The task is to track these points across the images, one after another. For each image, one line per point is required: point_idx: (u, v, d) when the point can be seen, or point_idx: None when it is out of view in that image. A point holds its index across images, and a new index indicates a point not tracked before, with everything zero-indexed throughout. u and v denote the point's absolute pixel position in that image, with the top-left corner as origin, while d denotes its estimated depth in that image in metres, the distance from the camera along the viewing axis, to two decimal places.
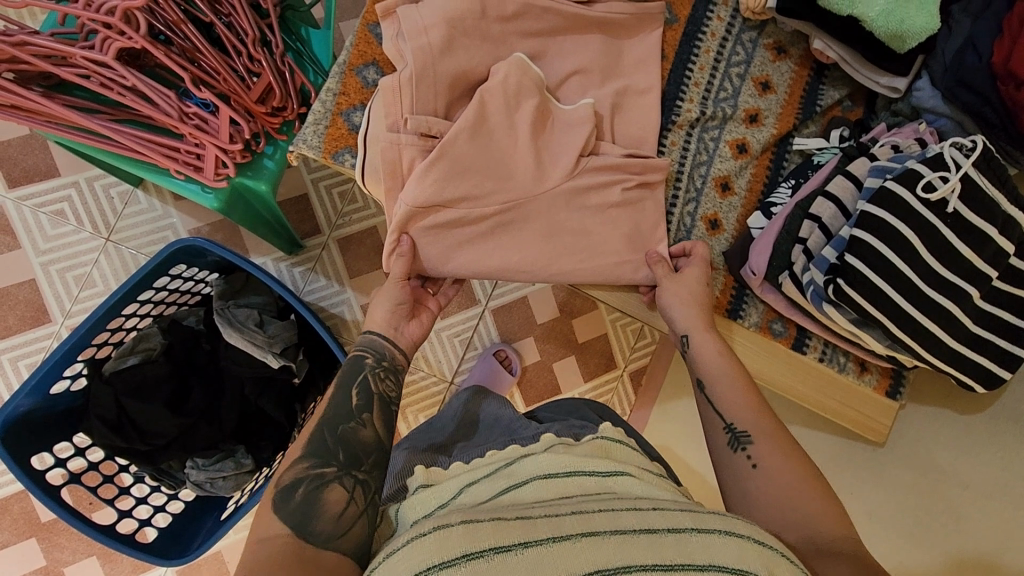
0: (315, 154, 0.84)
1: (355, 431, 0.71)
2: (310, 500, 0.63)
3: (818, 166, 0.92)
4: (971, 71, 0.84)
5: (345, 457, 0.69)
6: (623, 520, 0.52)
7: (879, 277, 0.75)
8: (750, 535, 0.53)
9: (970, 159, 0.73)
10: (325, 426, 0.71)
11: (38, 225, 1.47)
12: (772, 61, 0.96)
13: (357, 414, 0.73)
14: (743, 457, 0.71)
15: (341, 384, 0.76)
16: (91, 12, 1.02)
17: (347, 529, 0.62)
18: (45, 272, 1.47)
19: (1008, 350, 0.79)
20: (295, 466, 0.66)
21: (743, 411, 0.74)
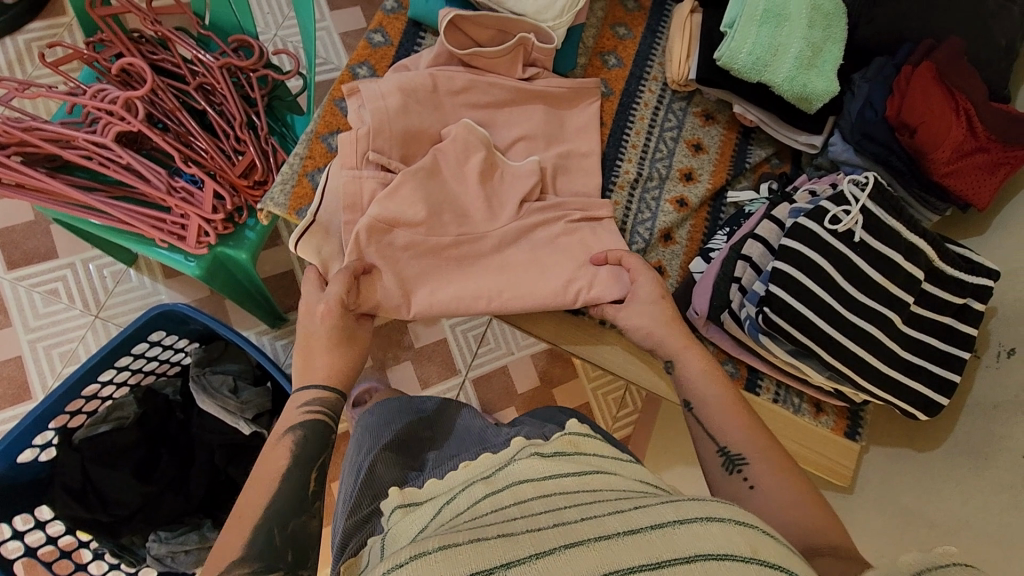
0: (281, 211, 0.92)
1: (304, 525, 0.66)
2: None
3: (750, 215, 0.99)
4: (871, 124, 0.94)
5: (293, 557, 0.63)
6: (602, 523, 0.45)
7: (803, 305, 0.79)
8: (730, 516, 0.46)
9: (866, 193, 0.80)
10: (270, 520, 0.64)
11: (31, 303, 1.53)
12: (701, 126, 1.07)
13: (307, 505, 0.67)
14: (739, 478, 0.68)
15: (292, 464, 0.70)
16: (97, 102, 1.16)
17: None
18: (32, 349, 1.51)
19: (941, 376, 0.81)
20: (233, 573, 0.59)
21: (731, 430, 0.72)
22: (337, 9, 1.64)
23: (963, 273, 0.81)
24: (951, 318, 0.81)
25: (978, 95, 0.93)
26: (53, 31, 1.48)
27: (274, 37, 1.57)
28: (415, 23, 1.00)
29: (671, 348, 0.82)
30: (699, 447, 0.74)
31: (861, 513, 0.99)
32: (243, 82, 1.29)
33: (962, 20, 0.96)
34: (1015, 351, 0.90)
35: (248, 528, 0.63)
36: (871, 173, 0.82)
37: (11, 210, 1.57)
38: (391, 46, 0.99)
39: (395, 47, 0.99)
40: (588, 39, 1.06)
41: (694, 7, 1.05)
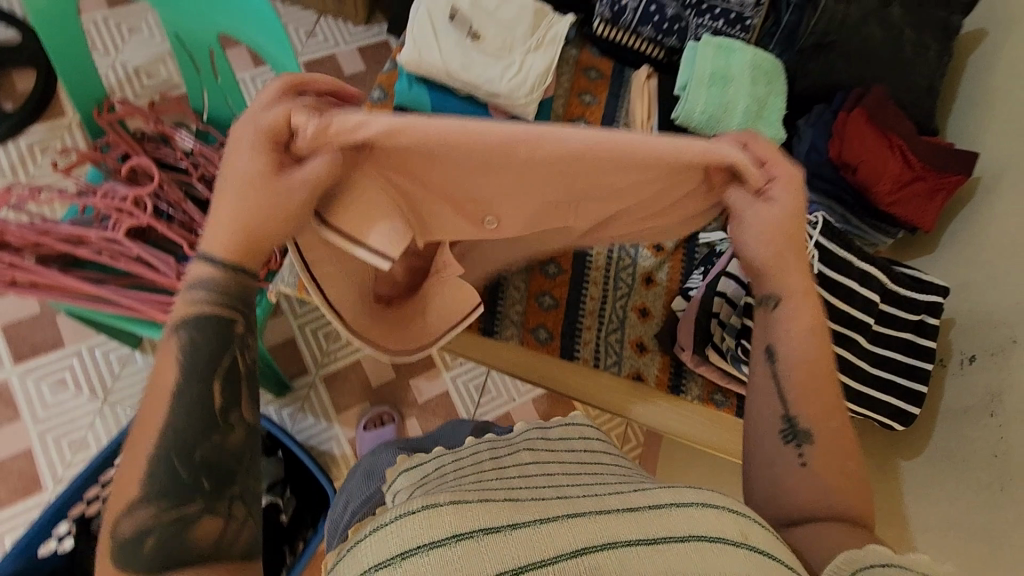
0: (291, 287, 0.99)
1: (219, 445, 0.57)
2: (170, 541, 0.53)
3: (721, 253, 1.08)
4: (818, 165, 1.06)
5: (210, 483, 0.56)
6: (604, 501, 0.48)
7: None
8: (725, 505, 0.48)
9: (817, 229, 0.88)
10: (170, 446, 0.55)
11: (39, 395, 1.57)
12: None
13: (219, 422, 0.58)
14: (794, 451, 0.65)
15: (187, 375, 0.57)
16: (107, 201, 1.23)
17: (235, 540, 0.55)
18: (41, 440, 1.54)
19: (908, 388, 0.89)
20: (135, 514, 0.53)
21: (811, 399, 0.66)
22: None
23: (912, 293, 0.90)
24: (911, 334, 0.90)
25: (908, 131, 1.05)
26: (54, 133, 1.57)
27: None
28: None
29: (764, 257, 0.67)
30: (759, 406, 0.69)
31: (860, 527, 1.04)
32: None
33: (885, 69, 1.09)
34: (976, 358, 0.98)
35: (146, 449, 0.55)
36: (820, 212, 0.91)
37: (17, 306, 1.63)
38: None
39: None
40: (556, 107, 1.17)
41: (649, 73, 1.17)
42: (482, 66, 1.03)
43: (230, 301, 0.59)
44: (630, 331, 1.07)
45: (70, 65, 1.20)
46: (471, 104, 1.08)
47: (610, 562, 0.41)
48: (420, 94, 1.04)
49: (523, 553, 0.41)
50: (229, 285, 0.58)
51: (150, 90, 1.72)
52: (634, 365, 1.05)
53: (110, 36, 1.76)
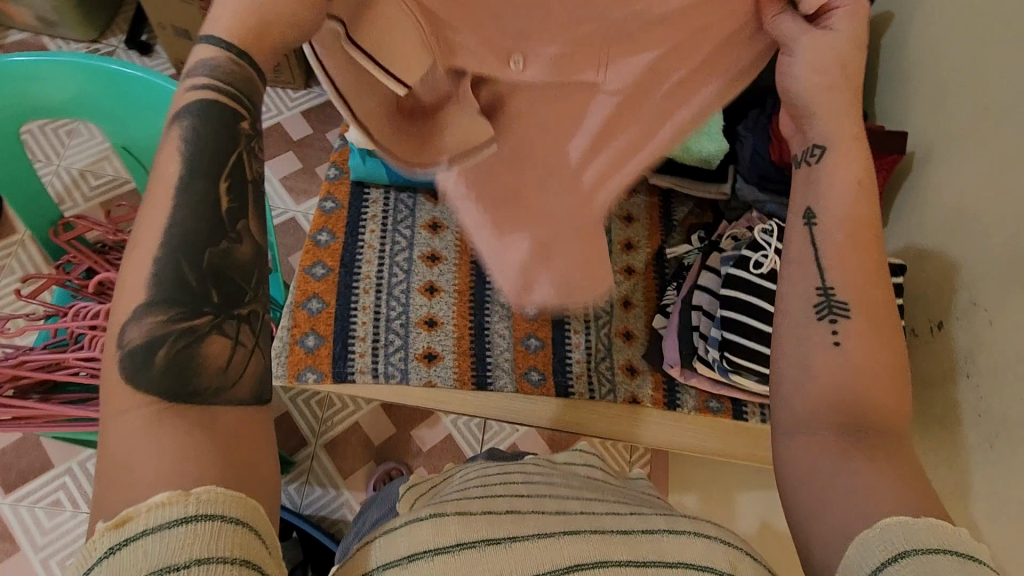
0: (281, 381, 0.98)
1: (228, 253, 0.46)
2: (182, 357, 0.42)
3: (690, 266, 1.12)
4: (764, 168, 1.10)
5: (218, 292, 0.44)
6: (601, 521, 0.50)
7: (755, 342, 0.90)
8: (718, 536, 0.49)
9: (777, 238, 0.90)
10: (175, 244, 0.44)
11: (35, 520, 1.52)
12: (627, 199, 1.21)
13: (228, 226, 0.46)
14: (827, 326, 0.55)
15: (191, 170, 0.46)
16: (79, 321, 1.21)
17: (241, 374, 0.44)
18: (45, 567, 1.49)
19: None
20: (141, 319, 0.42)
21: (847, 267, 0.57)
22: (272, 159, 1.77)
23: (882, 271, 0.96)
24: None
25: None
26: (8, 252, 1.54)
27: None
28: (358, 181, 1.12)
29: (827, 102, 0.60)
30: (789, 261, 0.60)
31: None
32: None
33: None
34: (942, 323, 1.03)
35: (147, 254, 0.43)
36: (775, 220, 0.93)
37: None
38: (342, 209, 1.10)
39: (345, 206, 1.10)
40: None
41: None
42: None
43: (233, 84, 0.48)
44: (619, 356, 1.09)
45: (21, 196, 1.19)
46: None
47: None
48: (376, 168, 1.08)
49: (518, 568, 0.43)
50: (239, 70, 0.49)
51: (99, 192, 1.70)
52: (629, 390, 1.07)
53: (49, 143, 1.74)
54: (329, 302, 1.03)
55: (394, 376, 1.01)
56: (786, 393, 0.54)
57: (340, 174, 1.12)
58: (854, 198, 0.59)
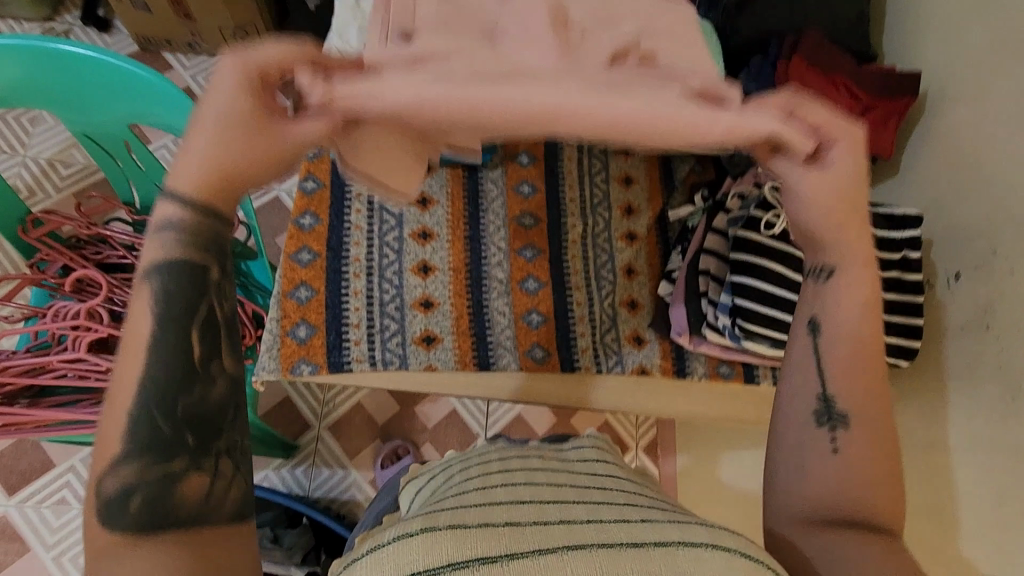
0: (275, 375, 0.94)
1: (202, 397, 0.52)
2: (157, 501, 0.48)
3: (694, 229, 1.05)
4: None
5: (193, 437, 0.51)
6: (613, 531, 0.48)
7: (767, 308, 0.86)
8: (739, 549, 0.46)
9: (787, 195, 0.85)
10: (149, 406, 0.49)
11: (43, 519, 1.51)
12: (625, 161, 1.15)
13: (200, 371, 0.52)
14: (827, 435, 0.59)
15: (159, 323, 0.51)
16: (59, 322, 1.15)
17: (222, 501, 0.51)
18: (58, 564, 1.48)
19: (907, 324, 0.89)
20: (119, 470, 0.48)
21: (850, 382, 0.60)
22: None
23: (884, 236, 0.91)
24: (898, 272, 0.90)
25: (851, 64, 1.05)
26: None
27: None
28: (338, 158, 1.04)
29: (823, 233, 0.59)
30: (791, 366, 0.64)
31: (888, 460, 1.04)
32: None
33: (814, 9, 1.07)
34: (961, 274, 0.99)
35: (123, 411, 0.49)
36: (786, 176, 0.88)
37: None
38: (324, 189, 1.03)
39: (328, 186, 1.04)
40: None
41: None
42: None
43: (200, 243, 0.53)
44: (625, 327, 1.05)
45: None
46: None
47: None
48: None
49: None
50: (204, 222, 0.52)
51: (70, 181, 1.62)
52: (637, 360, 1.03)
53: (12, 133, 1.64)
54: (319, 289, 0.98)
55: (393, 362, 0.97)
56: (784, 484, 0.59)
57: (319, 152, 1.05)
58: (861, 318, 0.61)
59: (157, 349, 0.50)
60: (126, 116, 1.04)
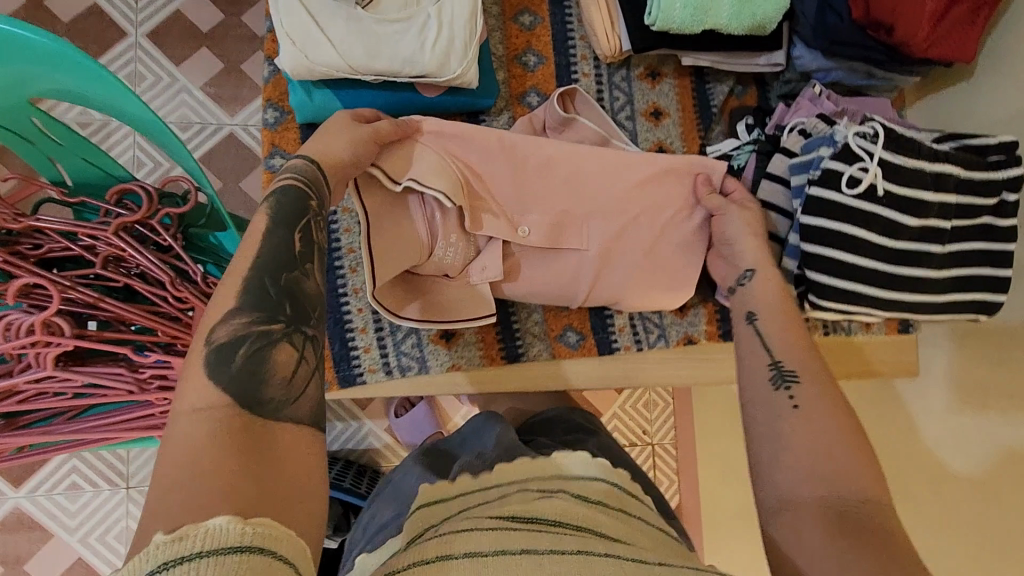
0: None
1: (299, 281, 0.55)
2: (257, 357, 0.48)
3: (741, 169, 0.91)
4: (838, 30, 0.84)
5: (291, 309, 0.52)
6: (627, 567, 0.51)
7: (846, 281, 0.73)
8: None
9: (879, 144, 0.70)
10: (259, 275, 0.53)
11: (58, 506, 1.33)
12: (652, 88, 0.96)
13: (300, 264, 0.56)
14: (784, 393, 0.67)
15: (276, 222, 0.57)
16: (12, 340, 0.98)
17: (302, 391, 0.50)
18: (88, 545, 1.33)
19: (994, 276, 0.78)
20: (230, 320, 0.49)
21: (792, 350, 0.71)
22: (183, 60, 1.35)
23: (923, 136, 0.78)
24: (989, 218, 0.76)
25: None
26: None
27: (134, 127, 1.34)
28: (308, 124, 0.84)
29: (752, 259, 0.80)
30: (747, 359, 0.73)
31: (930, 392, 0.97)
32: (147, 231, 1.12)
33: None
34: None
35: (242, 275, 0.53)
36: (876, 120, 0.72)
37: None
38: None
39: None
40: (497, 46, 0.92)
41: None
42: (391, 40, 0.76)
43: (315, 185, 0.63)
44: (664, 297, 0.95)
45: None
46: (395, 90, 0.82)
47: None
48: (329, 104, 0.80)
49: None
50: (316, 173, 0.64)
51: None
52: (681, 330, 0.93)
53: None
54: None
55: (411, 367, 0.86)
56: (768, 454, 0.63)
57: (282, 117, 0.84)
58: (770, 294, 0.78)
59: (272, 234, 0.55)
60: (4, 82, 0.81)
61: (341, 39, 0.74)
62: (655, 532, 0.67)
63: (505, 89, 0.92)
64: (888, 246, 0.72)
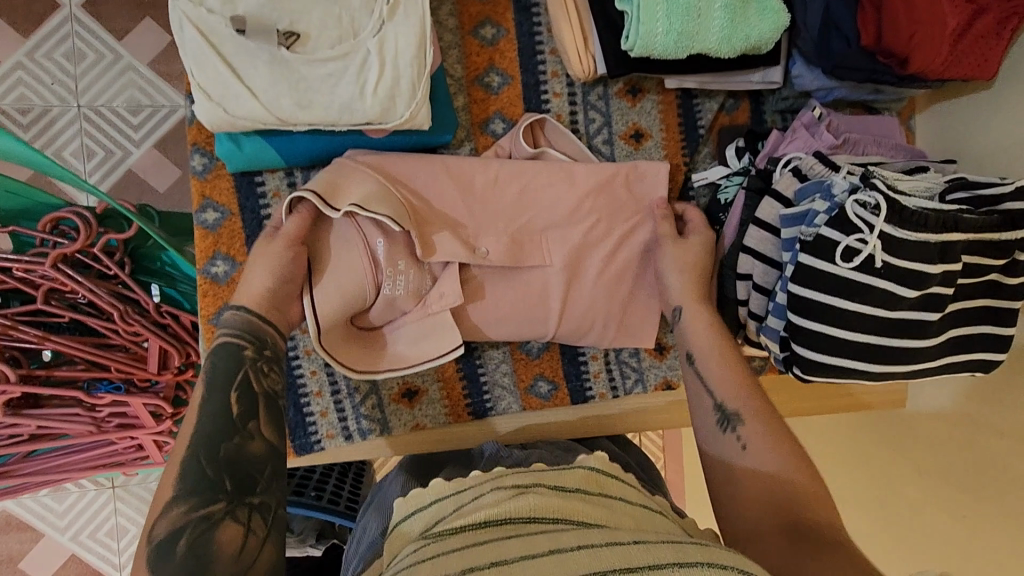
0: None
1: (241, 448, 0.59)
2: (201, 543, 0.52)
3: (729, 205, 0.82)
4: (844, 58, 0.73)
5: (233, 484, 0.56)
6: (599, 558, 0.45)
7: (834, 356, 0.68)
8: (734, 564, 0.46)
9: (883, 216, 0.63)
10: (199, 452, 0.57)
11: (43, 505, 1.25)
12: (632, 107, 0.85)
13: (240, 427, 0.60)
14: (732, 436, 0.64)
15: (213, 387, 0.61)
16: None
17: (254, 560, 0.53)
18: (79, 542, 1.26)
19: (995, 332, 0.72)
20: (168, 513, 0.53)
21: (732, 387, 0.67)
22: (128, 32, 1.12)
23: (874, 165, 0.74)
24: (997, 275, 0.69)
25: None
26: None
27: (81, 111, 1.12)
28: (241, 172, 0.75)
29: (681, 297, 0.76)
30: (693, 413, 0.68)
31: (915, 427, 0.93)
32: (89, 260, 1.03)
33: None
34: None
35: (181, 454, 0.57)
36: (878, 183, 0.64)
37: None
38: (233, 217, 0.76)
39: (238, 214, 0.76)
40: (453, 66, 0.81)
41: None
42: (327, 85, 0.66)
43: (254, 335, 0.66)
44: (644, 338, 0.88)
45: None
46: (339, 136, 0.73)
47: None
48: (262, 156, 0.71)
49: None
50: (256, 322, 0.67)
51: None
52: (660, 373, 0.88)
53: None
54: None
55: (373, 429, 0.82)
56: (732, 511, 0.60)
57: (211, 164, 0.75)
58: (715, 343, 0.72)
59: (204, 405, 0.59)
60: None
61: (264, 90, 0.65)
62: (642, 512, 0.59)
63: (464, 113, 0.82)
64: (884, 316, 0.66)
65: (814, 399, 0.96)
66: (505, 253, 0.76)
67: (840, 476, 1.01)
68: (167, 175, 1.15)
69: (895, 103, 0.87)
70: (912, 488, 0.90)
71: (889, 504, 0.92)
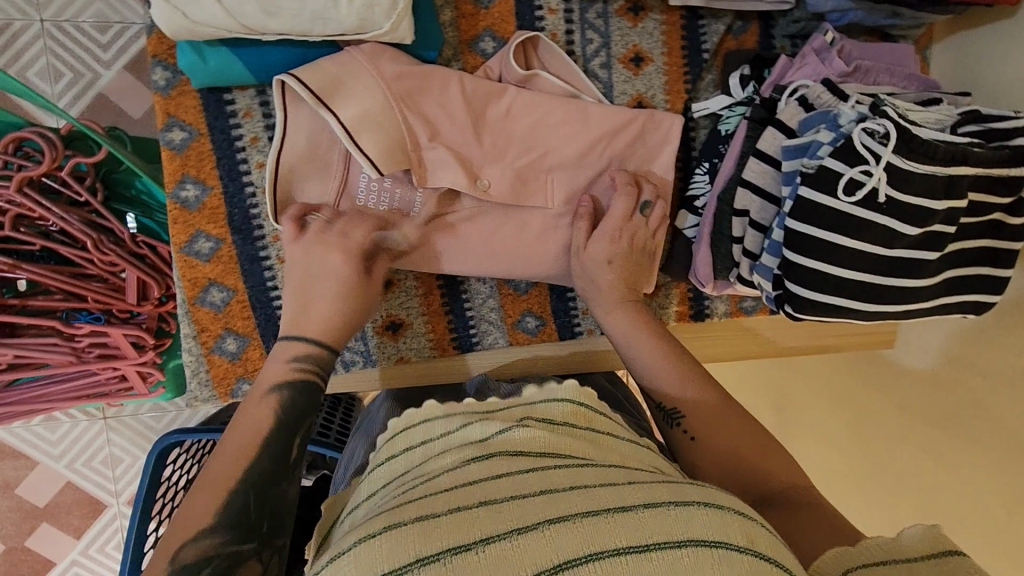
0: (212, 402, 0.77)
1: (281, 492, 0.58)
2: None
3: (729, 136, 0.77)
4: None
5: (268, 524, 0.56)
6: (592, 498, 0.43)
7: (829, 295, 0.66)
8: (730, 505, 0.44)
9: (891, 146, 0.60)
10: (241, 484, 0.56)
11: (36, 434, 1.24)
12: (633, 26, 0.79)
13: (292, 470, 0.59)
14: (680, 431, 0.65)
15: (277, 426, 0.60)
16: None
17: None
18: (74, 471, 1.27)
19: (992, 274, 0.70)
20: (200, 541, 0.52)
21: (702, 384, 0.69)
22: None
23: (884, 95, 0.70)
24: (1001, 214, 0.67)
25: None
26: None
27: (45, 27, 1.02)
28: (209, 88, 0.70)
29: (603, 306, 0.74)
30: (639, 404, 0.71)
31: (902, 365, 0.94)
32: (58, 185, 0.97)
33: None
34: None
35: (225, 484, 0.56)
36: (889, 112, 0.61)
37: None
38: (201, 138, 0.71)
39: (207, 134, 0.71)
40: None
41: None
42: None
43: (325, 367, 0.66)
44: None
45: None
46: (312, 48, 0.68)
47: (585, 533, 0.40)
48: (231, 68, 0.67)
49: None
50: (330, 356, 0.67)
51: None
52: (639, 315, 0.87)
53: None
54: (237, 288, 0.75)
55: (356, 361, 0.81)
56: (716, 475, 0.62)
57: (175, 79, 0.70)
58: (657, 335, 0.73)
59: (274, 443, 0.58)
60: None
61: None
62: (631, 449, 0.57)
63: (453, 29, 0.76)
64: (884, 254, 0.64)
65: (803, 342, 0.96)
66: (508, 187, 0.74)
67: (825, 416, 1.02)
68: (140, 98, 1.07)
69: (912, 31, 0.81)
70: (896, 426, 0.91)
71: (874, 442, 0.94)
